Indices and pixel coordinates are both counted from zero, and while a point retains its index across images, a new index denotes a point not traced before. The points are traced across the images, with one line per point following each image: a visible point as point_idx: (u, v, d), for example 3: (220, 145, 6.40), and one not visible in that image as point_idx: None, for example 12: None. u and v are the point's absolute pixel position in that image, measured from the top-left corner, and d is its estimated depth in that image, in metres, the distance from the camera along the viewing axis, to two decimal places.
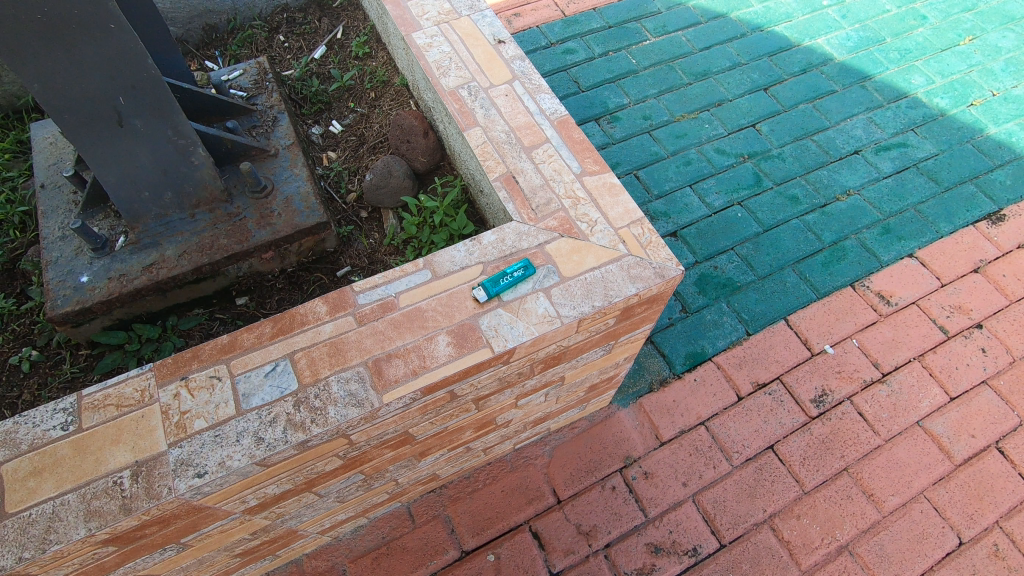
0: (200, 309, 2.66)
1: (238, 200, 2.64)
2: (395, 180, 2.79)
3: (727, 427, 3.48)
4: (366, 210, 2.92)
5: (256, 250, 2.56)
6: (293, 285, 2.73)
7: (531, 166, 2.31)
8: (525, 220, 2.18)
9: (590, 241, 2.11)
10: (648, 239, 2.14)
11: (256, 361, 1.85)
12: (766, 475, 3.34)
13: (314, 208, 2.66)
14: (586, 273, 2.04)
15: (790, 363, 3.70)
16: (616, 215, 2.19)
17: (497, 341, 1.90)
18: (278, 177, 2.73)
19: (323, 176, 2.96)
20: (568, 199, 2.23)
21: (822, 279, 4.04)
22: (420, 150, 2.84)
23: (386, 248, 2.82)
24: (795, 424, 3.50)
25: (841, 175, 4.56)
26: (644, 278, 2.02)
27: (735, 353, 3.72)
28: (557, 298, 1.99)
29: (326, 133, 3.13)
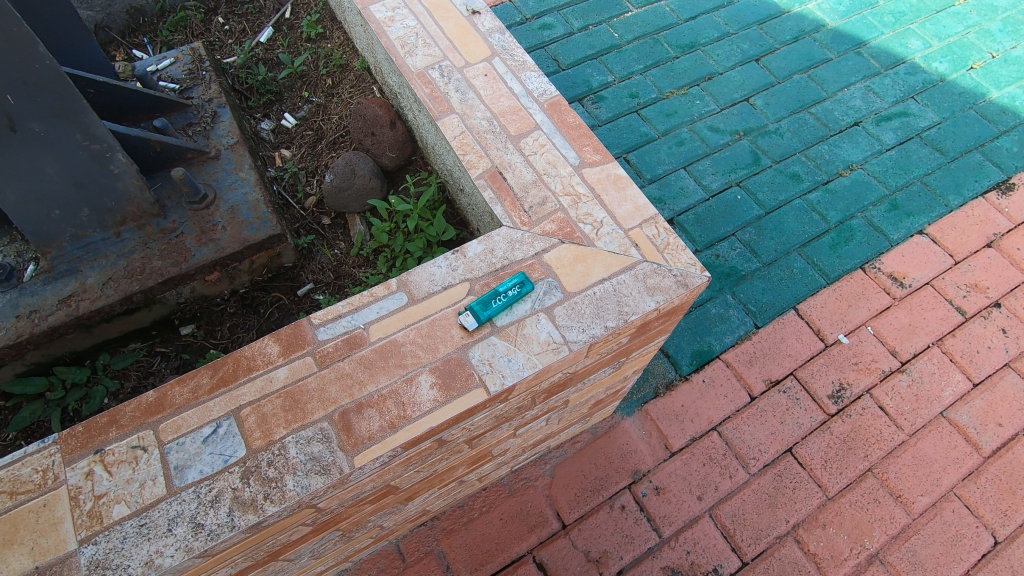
0: (137, 343, 2.27)
1: (173, 213, 2.22)
2: (360, 180, 2.40)
3: (741, 431, 3.19)
4: (329, 216, 2.53)
5: (197, 272, 2.16)
6: (248, 309, 2.36)
7: (520, 159, 1.95)
8: (518, 224, 1.83)
9: (596, 247, 1.77)
10: (665, 240, 1.80)
11: (193, 423, 1.47)
12: (786, 482, 3.08)
13: (265, 218, 2.26)
14: (594, 286, 1.70)
15: (804, 356, 3.42)
16: (625, 214, 1.85)
17: (493, 378, 1.56)
18: (221, 183, 2.31)
19: (277, 179, 2.55)
20: (567, 197, 1.88)
21: (831, 263, 3.76)
22: (387, 143, 2.44)
23: (354, 259, 2.44)
24: (814, 423, 3.23)
25: (843, 149, 4.28)
26: (663, 289, 1.69)
27: (744, 349, 3.43)
28: (561, 319, 1.65)
29: (278, 129, 2.72)
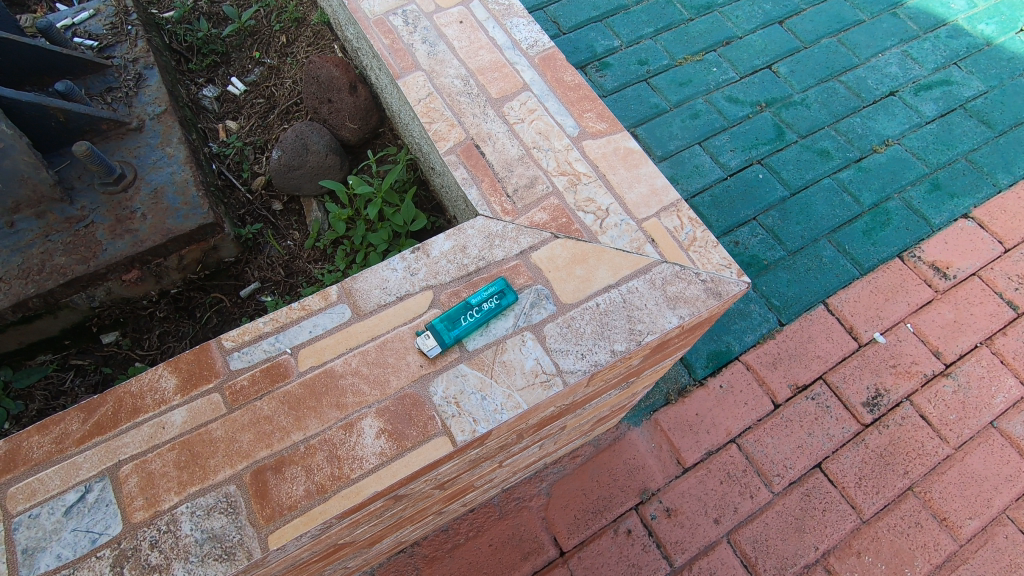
0: (47, 355, 1.88)
1: (82, 197, 1.81)
2: (314, 157, 1.98)
3: (764, 444, 2.80)
4: (281, 201, 2.13)
5: (111, 271, 1.76)
6: (182, 313, 1.97)
7: (503, 129, 1.54)
8: (499, 214, 1.43)
9: (601, 244, 1.37)
10: (690, 234, 1.39)
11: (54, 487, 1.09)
12: (815, 503, 2.69)
13: (195, 203, 1.85)
14: (598, 296, 1.30)
15: (835, 358, 3.01)
16: (637, 199, 1.44)
17: (460, 424, 1.16)
18: (144, 160, 1.90)
19: (218, 156, 2.15)
20: (562, 177, 1.47)
21: (865, 251, 3.31)
22: (346, 112, 2.03)
23: (310, 252, 2.05)
24: (847, 435, 2.84)
25: (877, 121, 3.79)
26: (688, 299, 1.29)
27: (767, 350, 3.01)
28: (553, 341, 1.26)
29: (223, 96, 2.31)
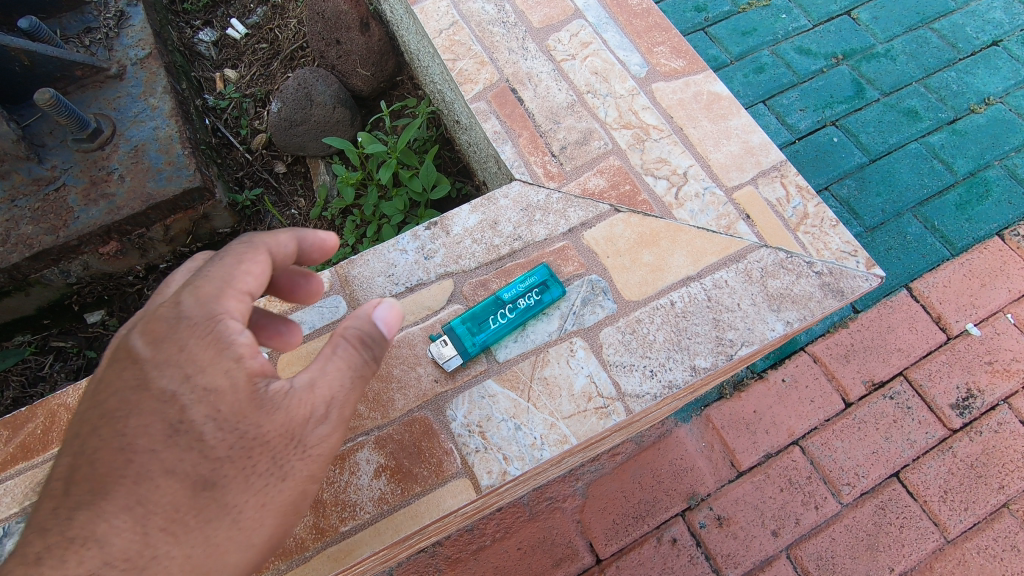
0: (25, 336, 1.67)
1: (54, 155, 1.55)
2: (319, 110, 1.68)
3: (833, 449, 1.89)
4: (285, 161, 1.85)
5: (85, 241, 1.51)
6: None
7: (548, 68, 1.29)
8: (541, 178, 1.19)
9: (679, 221, 1.16)
10: (799, 208, 1.17)
11: (40, 482, 1.05)
12: (891, 518, 1.82)
13: (180, 163, 1.57)
14: (667, 295, 1.09)
15: (919, 351, 2.00)
16: (724, 162, 1.21)
17: (486, 464, 0.99)
18: (123, 113, 1.62)
19: (214, 110, 1.88)
20: (627, 130, 1.24)
21: (957, 228, 2.20)
22: (357, 56, 1.71)
23: (317, 222, 1.77)
24: (930, 442, 1.90)
25: (977, 76, 2.49)
26: (796, 299, 1.08)
27: (840, 341, 2.02)
28: (612, 354, 1.05)
29: (221, 41, 2.02)
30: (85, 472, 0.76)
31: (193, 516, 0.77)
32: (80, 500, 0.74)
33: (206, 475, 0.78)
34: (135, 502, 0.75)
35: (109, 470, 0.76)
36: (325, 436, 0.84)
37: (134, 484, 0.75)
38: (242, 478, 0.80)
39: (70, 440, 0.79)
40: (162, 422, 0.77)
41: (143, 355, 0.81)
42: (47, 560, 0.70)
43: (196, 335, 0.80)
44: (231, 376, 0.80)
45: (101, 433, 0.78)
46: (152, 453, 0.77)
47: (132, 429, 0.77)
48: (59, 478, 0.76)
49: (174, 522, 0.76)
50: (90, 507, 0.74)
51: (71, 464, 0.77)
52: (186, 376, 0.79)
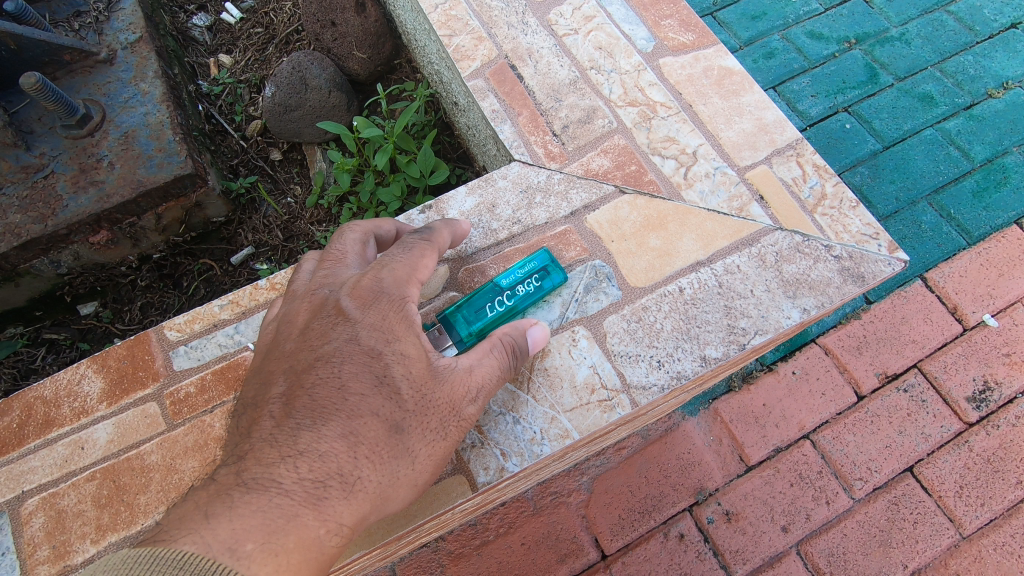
0: (17, 328, 1.64)
1: (42, 141, 1.51)
2: (314, 94, 1.63)
3: (845, 443, 1.82)
4: (280, 149, 1.80)
5: (74, 230, 1.47)
6: (167, 282, 1.69)
7: (552, 44, 1.25)
8: (542, 158, 1.15)
9: (688, 203, 1.11)
10: (816, 188, 1.12)
11: (16, 477, 1.00)
12: (905, 514, 1.75)
13: (171, 149, 1.52)
14: (675, 280, 1.04)
15: (934, 343, 1.93)
16: (736, 141, 1.16)
17: (484, 460, 0.95)
18: (114, 98, 1.57)
19: (208, 97, 1.83)
20: (634, 108, 1.19)
21: (974, 217, 2.11)
22: (354, 38, 1.66)
23: (314, 211, 1.72)
24: (945, 435, 1.83)
25: (997, 59, 2.36)
26: (813, 284, 1.03)
27: (851, 332, 1.94)
28: (617, 344, 1.01)
29: (215, 25, 1.97)
30: (305, 400, 0.82)
31: (386, 451, 0.82)
32: (302, 421, 0.81)
33: (397, 420, 0.84)
34: (349, 431, 0.81)
35: (323, 402, 0.82)
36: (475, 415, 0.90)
37: (346, 416, 0.82)
38: (422, 429, 0.85)
39: (285, 373, 0.87)
40: (372, 373, 0.85)
41: (354, 316, 0.89)
42: (282, 462, 0.77)
43: (396, 310, 0.90)
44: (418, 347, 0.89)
45: (318, 371, 0.85)
46: (362, 395, 0.83)
47: (346, 373, 0.85)
48: (278, 401, 0.83)
49: (377, 452, 0.82)
50: (310, 428, 0.80)
51: (288, 390, 0.84)
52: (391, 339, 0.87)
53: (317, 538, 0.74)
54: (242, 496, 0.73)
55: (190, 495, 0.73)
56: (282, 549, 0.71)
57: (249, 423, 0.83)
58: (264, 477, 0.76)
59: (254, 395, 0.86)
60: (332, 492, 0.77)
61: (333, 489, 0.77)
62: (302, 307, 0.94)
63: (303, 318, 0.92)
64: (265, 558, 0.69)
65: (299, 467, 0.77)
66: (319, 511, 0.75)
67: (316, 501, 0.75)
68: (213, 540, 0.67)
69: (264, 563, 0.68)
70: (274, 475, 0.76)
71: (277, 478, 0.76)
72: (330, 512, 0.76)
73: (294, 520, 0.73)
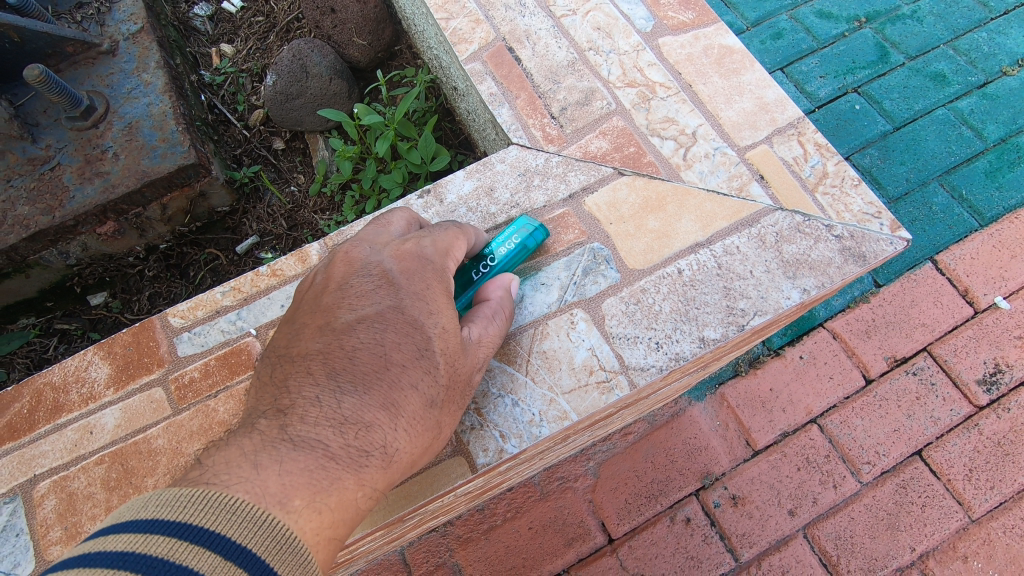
0: (29, 319, 1.66)
1: (48, 134, 1.52)
2: (315, 82, 1.63)
3: (853, 427, 1.81)
4: (282, 138, 1.81)
5: (81, 222, 1.48)
6: (173, 272, 1.70)
7: (548, 27, 1.24)
8: (540, 142, 1.15)
9: (684, 185, 1.10)
10: (816, 168, 1.11)
11: (28, 461, 1.03)
12: (913, 498, 1.74)
13: (175, 140, 1.53)
14: (671, 262, 1.04)
15: (944, 326, 1.91)
16: (735, 122, 1.15)
17: (482, 442, 0.95)
18: (117, 89, 1.58)
19: (211, 86, 1.84)
20: (631, 90, 1.18)
21: (987, 197, 2.07)
22: (353, 25, 1.65)
23: (317, 199, 1.73)
24: (955, 419, 1.82)
25: (1012, 34, 2.31)
26: (813, 264, 1.02)
27: (861, 316, 1.93)
28: (614, 325, 1.01)
29: (217, 15, 1.97)
30: (345, 363, 0.81)
31: (424, 425, 0.82)
32: (343, 382, 0.79)
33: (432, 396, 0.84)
34: (390, 401, 0.80)
35: (361, 369, 0.81)
36: None
37: (388, 387, 0.80)
38: (449, 406, 0.86)
39: (321, 333, 0.85)
40: (413, 344, 0.84)
41: (397, 281, 0.89)
42: (327, 423, 0.74)
43: (439, 278, 0.91)
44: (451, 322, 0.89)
45: (356, 336, 0.84)
46: (403, 366, 0.82)
47: (388, 342, 0.84)
48: (316, 358, 0.81)
49: (414, 424, 0.80)
50: (353, 393, 0.78)
51: (326, 350, 0.82)
52: (431, 312, 0.88)
53: (355, 503, 0.72)
54: (288, 451, 0.70)
55: (234, 441, 0.70)
56: (326, 508, 0.68)
57: (284, 375, 0.81)
58: (305, 433, 0.73)
59: (290, 351, 0.83)
60: (373, 459, 0.75)
61: (375, 457, 0.75)
62: (338, 261, 0.94)
63: (340, 276, 0.91)
64: (312, 515, 0.66)
65: (343, 430, 0.75)
66: (360, 476, 0.73)
67: (358, 466, 0.73)
68: (264, 492, 0.64)
69: (310, 520, 0.65)
70: (319, 434, 0.73)
71: (321, 438, 0.73)
72: (369, 478, 0.74)
73: (337, 482, 0.70)
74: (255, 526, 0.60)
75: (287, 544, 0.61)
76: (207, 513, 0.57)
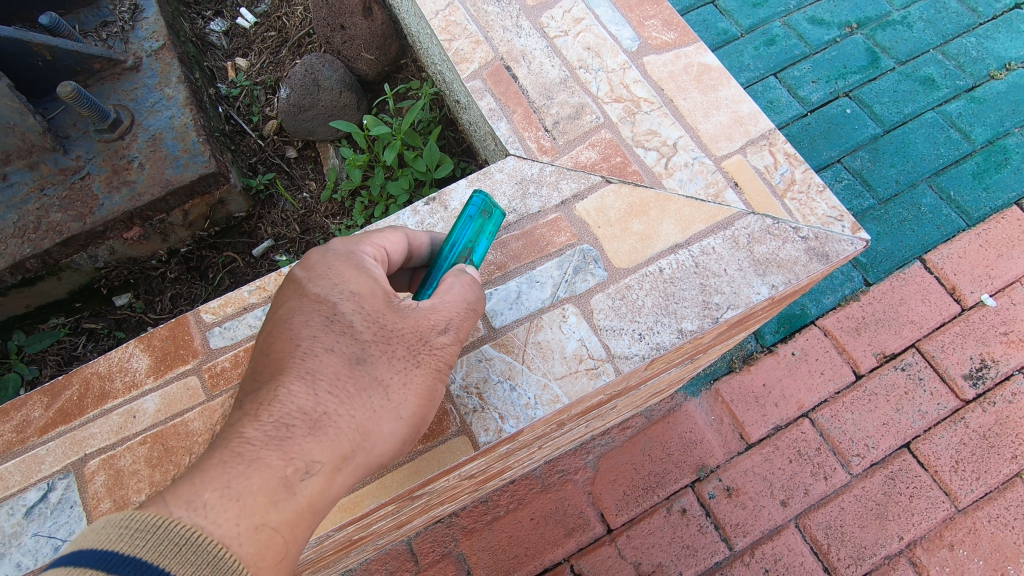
0: (58, 319, 1.77)
1: (77, 145, 1.63)
2: (326, 95, 1.73)
3: (843, 421, 1.90)
4: (295, 146, 1.92)
5: (110, 228, 1.59)
6: (193, 274, 1.81)
7: (543, 46, 1.34)
8: (535, 153, 1.25)
9: (666, 192, 1.20)
10: (786, 175, 1.21)
11: (78, 442, 1.12)
12: (902, 488, 1.83)
13: (196, 150, 1.64)
14: (655, 261, 1.14)
15: (932, 323, 2.00)
16: (714, 134, 1.25)
17: (484, 422, 1.05)
18: (141, 103, 1.69)
19: (227, 98, 1.94)
20: (619, 105, 1.28)
21: (974, 198, 2.16)
22: (361, 40, 1.75)
23: (328, 204, 1.83)
24: (942, 413, 1.90)
25: (998, 39, 2.40)
26: (781, 263, 1.11)
27: (851, 313, 2.02)
28: (601, 318, 1.11)
29: (231, 30, 2.08)
30: (262, 364, 0.85)
31: (350, 385, 0.83)
32: (259, 380, 0.83)
33: (357, 354, 0.85)
34: (305, 374, 0.82)
35: (281, 356, 0.85)
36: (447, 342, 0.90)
37: (301, 362, 0.83)
38: (387, 358, 0.86)
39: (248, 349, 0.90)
40: (320, 315, 0.87)
41: (303, 278, 0.92)
42: (245, 418, 0.78)
43: (343, 259, 0.92)
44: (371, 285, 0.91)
45: (274, 334, 0.88)
46: (314, 338, 0.85)
47: (298, 325, 0.87)
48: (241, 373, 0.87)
49: (336, 387, 0.82)
50: (269, 383, 0.81)
51: (248, 362, 0.87)
52: (334, 283, 0.89)
53: (288, 478, 0.74)
54: (207, 454, 0.74)
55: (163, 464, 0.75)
56: (245, 492, 0.70)
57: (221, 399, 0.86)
58: (232, 431, 0.78)
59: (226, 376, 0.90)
60: (294, 430, 0.77)
61: (297, 427, 0.77)
62: None
63: None
64: (226, 505, 0.68)
65: (259, 417, 0.78)
66: (284, 450, 0.75)
67: (278, 441, 0.76)
68: (174, 493, 0.68)
69: (225, 509, 0.68)
70: (237, 431, 0.76)
71: (240, 432, 0.76)
72: (298, 451, 0.76)
73: (256, 463, 0.73)
74: (151, 534, 0.62)
75: (190, 542, 0.63)
76: (95, 534, 0.60)
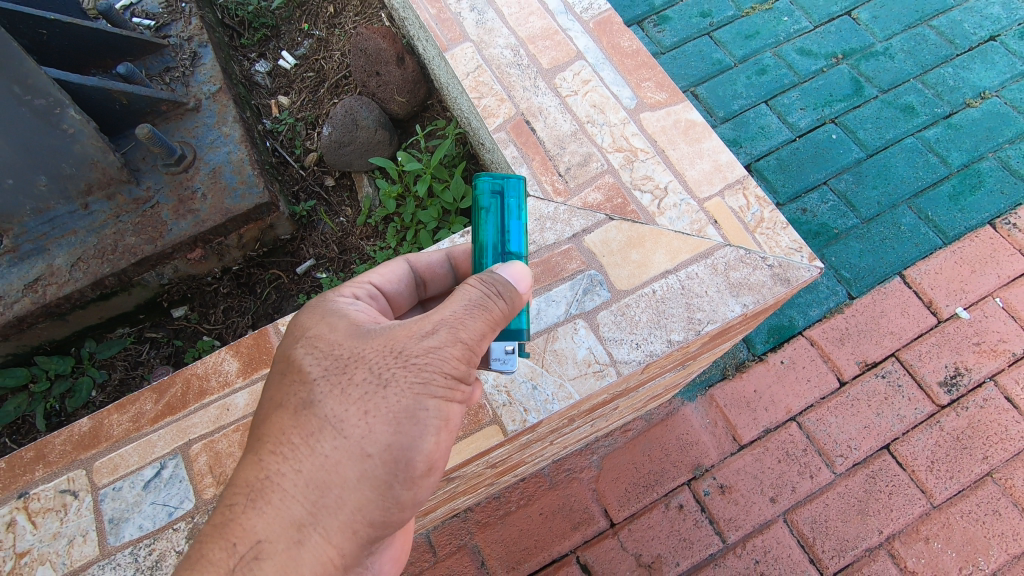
0: (125, 328, 2.00)
1: (148, 177, 1.86)
2: (363, 132, 1.97)
3: (827, 423, 2.11)
4: (333, 176, 2.16)
5: (176, 250, 1.82)
6: (244, 289, 2.05)
7: (556, 102, 1.59)
8: (550, 194, 1.49)
9: (658, 226, 1.44)
10: (757, 214, 1.45)
11: (185, 429, 1.37)
12: (881, 486, 2.03)
13: (251, 182, 1.88)
14: (652, 283, 1.37)
15: (910, 334, 2.21)
16: (698, 177, 1.49)
17: (512, 414, 1.27)
18: (201, 140, 1.93)
19: (272, 133, 2.19)
20: (620, 153, 1.52)
21: (950, 218, 2.38)
22: (395, 85, 2.00)
23: (362, 228, 2.07)
24: (919, 416, 2.11)
25: (973, 70, 2.63)
26: (752, 286, 1.34)
27: (835, 325, 2.24)
28: (606, 329, 1.33)
29: (274, 71, 2.33)
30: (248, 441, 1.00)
31: (294, 440, 0.91)
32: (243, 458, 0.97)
33: (302, 399, 0.93)
34: (255, 447, 0.93)
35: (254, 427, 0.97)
36: (429, 344, 0.92)
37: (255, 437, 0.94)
38: (341, 390, 0.92)
39: None
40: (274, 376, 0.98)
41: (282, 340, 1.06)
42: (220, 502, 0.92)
43: (307, 314, 1.04)
44: (329, 328, 0.99)
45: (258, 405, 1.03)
46: (268, 404, 0.96)
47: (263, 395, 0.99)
48: None
49: (278, 448, 0.91)
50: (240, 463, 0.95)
51: None
52: (295, 338, 1.00)
53: (238, 553, 0.86)
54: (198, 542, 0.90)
55: None
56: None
57: None
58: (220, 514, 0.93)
59: None
60: (237, 508, 0.89)
61: (240, 503, 0.89)
62: None
63: None
64: None
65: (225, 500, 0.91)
66: (234, 528, 0.87)
67: (228, 522, 0.88)
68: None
69: None
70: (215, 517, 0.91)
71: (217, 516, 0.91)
72: (247, 526, 0.87)
73: (214, 545, 0.87)
74: None
75: None
76: None
